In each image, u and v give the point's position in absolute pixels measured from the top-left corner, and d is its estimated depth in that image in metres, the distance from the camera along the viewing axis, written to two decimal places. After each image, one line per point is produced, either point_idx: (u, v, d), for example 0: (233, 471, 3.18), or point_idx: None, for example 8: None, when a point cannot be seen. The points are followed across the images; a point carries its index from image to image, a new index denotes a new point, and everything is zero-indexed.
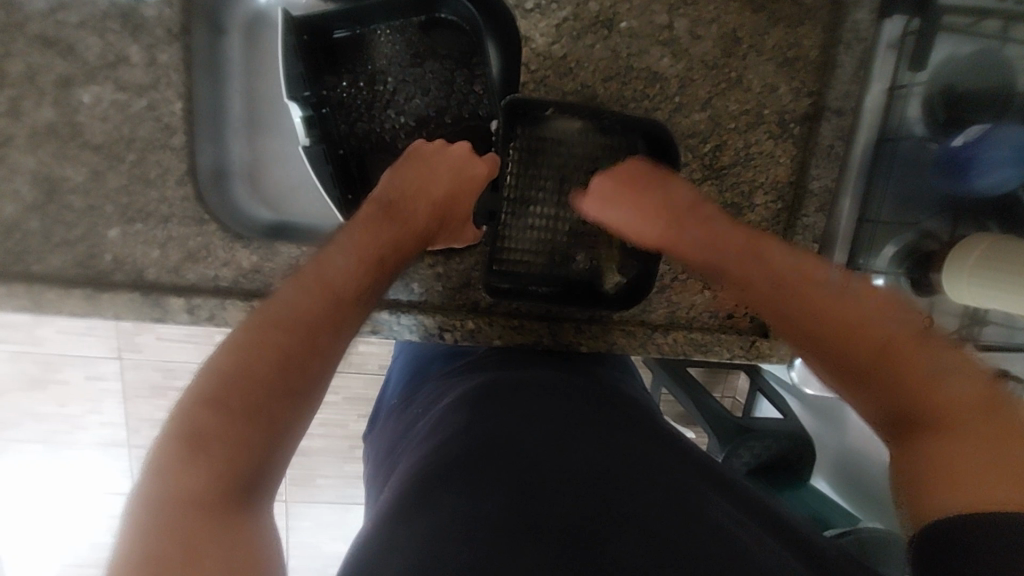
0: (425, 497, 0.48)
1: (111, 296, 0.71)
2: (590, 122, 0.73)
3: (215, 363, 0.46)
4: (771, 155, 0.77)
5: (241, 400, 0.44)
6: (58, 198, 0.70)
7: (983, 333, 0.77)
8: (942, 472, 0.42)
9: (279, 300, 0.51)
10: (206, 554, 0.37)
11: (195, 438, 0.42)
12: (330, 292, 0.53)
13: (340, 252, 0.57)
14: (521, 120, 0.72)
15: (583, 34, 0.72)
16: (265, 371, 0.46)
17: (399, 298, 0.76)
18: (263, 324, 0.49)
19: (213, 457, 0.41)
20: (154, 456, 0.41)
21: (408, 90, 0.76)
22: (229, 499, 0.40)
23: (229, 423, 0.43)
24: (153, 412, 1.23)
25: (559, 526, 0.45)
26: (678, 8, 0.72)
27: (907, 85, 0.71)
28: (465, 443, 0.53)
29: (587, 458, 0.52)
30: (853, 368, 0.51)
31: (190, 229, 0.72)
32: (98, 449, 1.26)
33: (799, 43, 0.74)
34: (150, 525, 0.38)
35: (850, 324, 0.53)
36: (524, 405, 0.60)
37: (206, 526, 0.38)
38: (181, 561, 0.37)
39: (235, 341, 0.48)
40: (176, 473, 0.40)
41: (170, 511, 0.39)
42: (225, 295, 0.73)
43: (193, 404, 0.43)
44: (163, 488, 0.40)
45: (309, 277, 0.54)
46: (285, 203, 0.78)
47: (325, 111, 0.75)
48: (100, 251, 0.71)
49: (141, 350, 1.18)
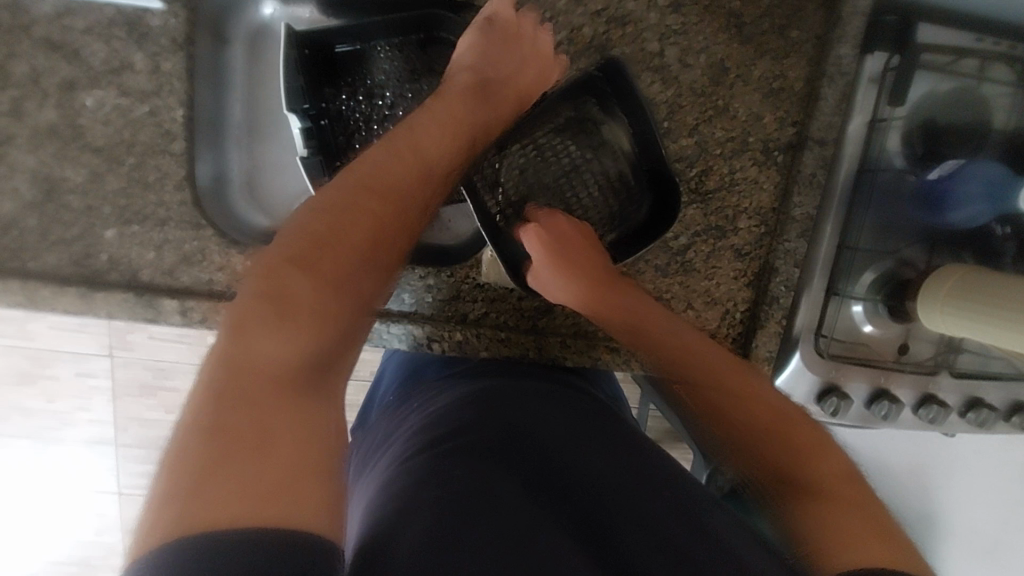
0: (441, 475, 0.51)
1: (105, 296, 0.72)
2: (635, 149, 0.73)
3: (305, 217, 0.48)
4: (755, 181, 0.79)
5: (333, 263, 0.46)
6: (57, 197, 0.71)
7: (957, 361, 0.81)
8: (842, 531, 0.48)
9: (377, 161, 0.54)
10: (285, 438, 0.38)
11: (269, 324, 0.42)
12: (423, 168, 0.56)
13: (433, 127, 0.61)
14: (598, 91, 0.72)
15: (577, 57, 0.76)
16: (361, 234, 0.48)
17: (389, 308, 0.77)
18: (337, 216, 0.48)
19: (293, 326, 0.43)
20: (240, 311, 0.43)
21: (406, 104, 0.79)
22: (306, 382, 0.42)
23: (319, 287, 0.45)
24: (140, 410, 1.24)
25: (569, 517, 0.50)
26: (669, 38, 0.75)
27: (888, 118, 0.74)
28: (475, 436, 0.57)
29: (594, 455, 0.57)
30: (757, 440, 0.56)
31: (186, 233, 0.73)
32: (84, 446, 1.26)
33: (784, 75, 0.77)
34: (220, 403, 0.38)
35: (747, 396, 0.59)
36: (532, 409, 0.63)
37: (286, 408, 0.39)
38: (255, 442, 0.37)
39: (324, 200, 0.49)
40: (253, 342, 0.41)
41: (248, 381, 0.40)
42: (218, 299, 0.74)
43: (290, 250, 0.46)
44: (241, 354, 0.41)
45: (406, 145, 0.57)
46: (282, 209, 0.79)
47: (324, 122, 0.77)
48: (96, 251, 0.72)
49: (132, 348, 1.19)
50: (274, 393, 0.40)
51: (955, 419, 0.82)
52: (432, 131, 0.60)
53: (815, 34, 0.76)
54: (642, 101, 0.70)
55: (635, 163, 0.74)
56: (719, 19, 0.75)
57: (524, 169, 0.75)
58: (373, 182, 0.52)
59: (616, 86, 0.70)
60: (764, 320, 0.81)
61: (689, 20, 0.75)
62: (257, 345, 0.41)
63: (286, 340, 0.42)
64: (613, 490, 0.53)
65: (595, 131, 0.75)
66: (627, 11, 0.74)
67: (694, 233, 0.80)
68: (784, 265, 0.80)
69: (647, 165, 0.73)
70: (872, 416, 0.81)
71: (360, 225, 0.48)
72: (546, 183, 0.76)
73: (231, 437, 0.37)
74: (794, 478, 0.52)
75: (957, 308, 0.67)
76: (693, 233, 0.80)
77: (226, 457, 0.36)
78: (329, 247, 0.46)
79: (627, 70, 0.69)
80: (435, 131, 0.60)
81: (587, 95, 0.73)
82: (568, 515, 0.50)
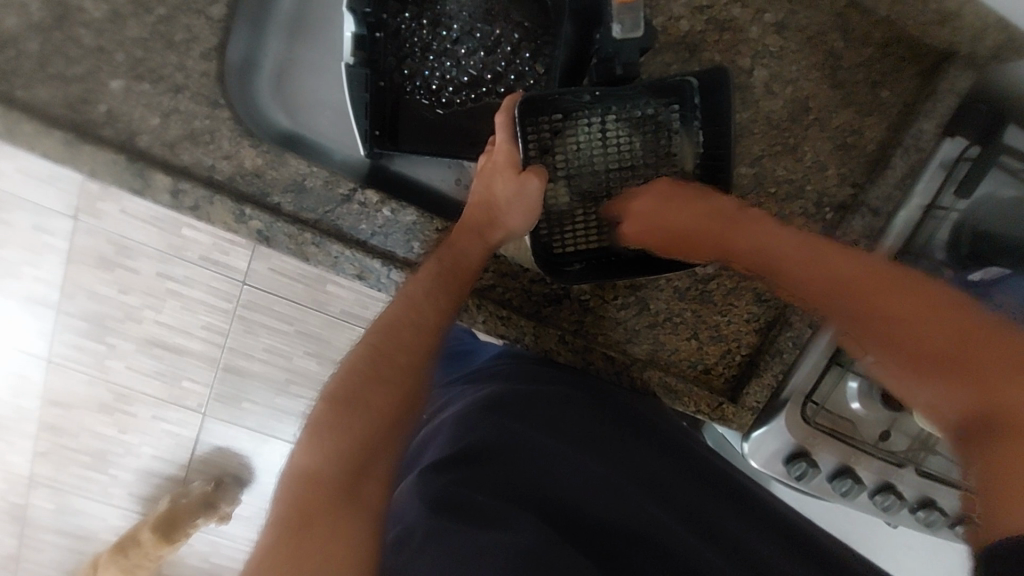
0: (461, 498, 0.50)
1: (92, 152, 0.64)
2: (701, 168, 0.71)
3: (366, 342, 0.58)
4: (798, 231, 0.75)
5: (377, 386, 0.55)
6: (68, 28, 0.63)
7: (927, 461, 0.77)
8: (1022, 490, 0.39)
9: (448, 261, 0.63)
10: (373, 459, 0.51)
11: (351, 414, 0.53)
12: (468, 270, 0.64)
13: (479, 239, 0.65)
14: (686, 100, 0.69)
15: (664, 49, 0.71)
16: (436, 302, 0.61)
17: (394, 252, 0.71)
18: (389, 337, 0.58)
19: (344, 433, 0.51)
20: (314, 416, 0.53)
21: (470, 44, 0.73)
22: (370, 456, 0.51)
23: (373, 395, 0.54)
24: (94, 283, 1.15)
25: (583, 534, 0.53)
26: (762, 58, 0.72)
27: (947, 208, 0.71)
28: (485, 454, 0.56)
29: (607, 473, 0.59)
30: (921, 360, 0.47)
31: (200, 108, 0.66)
32: (24, 303, 1.17)
33: (860, 133, 0.74)
34: (294, 497, 0.48)
35: (927, 332, 0.47)
36: (559, 415, 0.64)
37: (350, 475, 0.49)
38: (345, 466, 0.50)
39: (387, 320, 0.59)
40: (318, 456, 0.50)
41: (306, 491, 0.48)
42: (216, 190, 0.66)
43: (347, 381, 0.55)
44: (306, 466, 0.50)
45: (483, 208, 0.65)
46: (307, 115, 0.74)
47: (379, 36, 0.70)
48: (95, 99, 0.64)
49: (102, 217, 1.10)
50: (355, 471, 0.50)
51: (904, 513, 0.79)
52: (494, 185, 0.65)
53: (904, 101, 0.74)
54: (729, 128, 0.67)
55: (692, 186, 0.72)
56: (817, 55, 0.72)
57: (582, 150, 0.71)
58: (423, 311, 0.60)
59: (708, 100, 0.67)
60: (761, 370, 0.78)
61: (788, 47, 0.72)
62: (341, 435, 0.51)
63: (364, 428, 0.52)
64: (628, 502, 0.57)
65: (666, 140, 0.70)
66: (730, 17, 0.71)
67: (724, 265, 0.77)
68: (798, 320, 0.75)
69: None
70: (830, 490, 0.79)
71: (414, 342, 0.58)
72: (595, 171, 0.72)
73: (325, 497, 0.47)
74: (988, 421, 0.43)
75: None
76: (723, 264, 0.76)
77: (329, 507, 0.47)
78: (393, 360, 0.57)
79: (726, 85, 0.66)
80: (498, 185, 0.65)
81: (672, 100, 0.69)
82: (581, 532, 0.53)
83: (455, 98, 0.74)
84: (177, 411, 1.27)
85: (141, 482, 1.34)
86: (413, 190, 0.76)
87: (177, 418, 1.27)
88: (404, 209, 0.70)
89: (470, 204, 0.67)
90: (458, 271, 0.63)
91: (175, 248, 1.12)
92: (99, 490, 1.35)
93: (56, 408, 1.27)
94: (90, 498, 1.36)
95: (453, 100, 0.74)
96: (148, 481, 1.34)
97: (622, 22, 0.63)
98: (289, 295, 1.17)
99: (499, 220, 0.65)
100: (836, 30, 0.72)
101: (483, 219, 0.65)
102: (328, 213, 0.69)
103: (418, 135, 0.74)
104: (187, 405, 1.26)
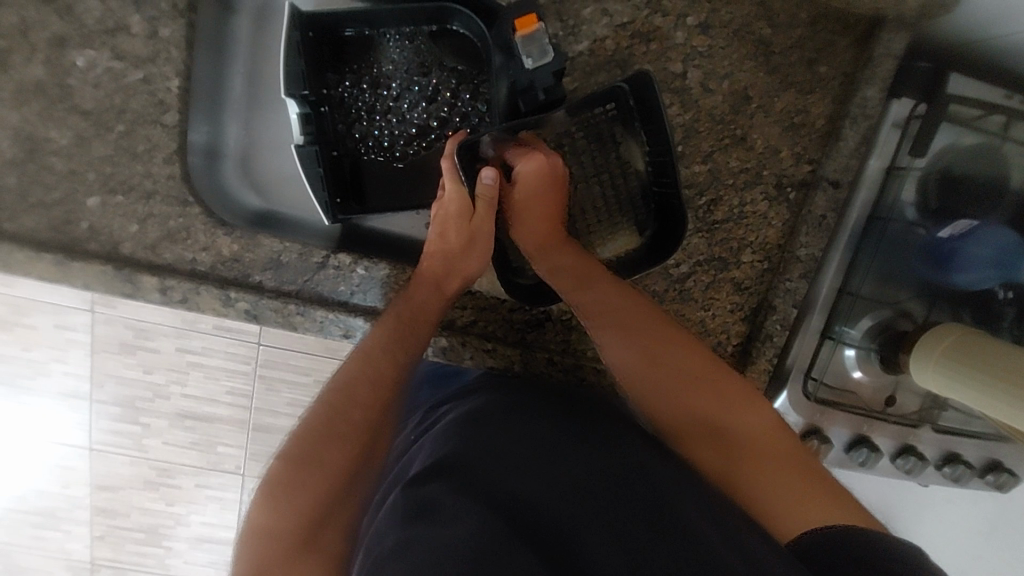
0: (423, 510, 0.53)
1: (83, 266, 0.68)
2: (653, 165, 0.73)
3: (325, 396, 0.61)
4: (763, 216, 0.76)
5: (332, 440, 0.57)
6: (39, 158, 0.68)
7: (941, 416, 0.79)
8: (788, 504, 0.56)
9: (397, 310, 0.66)
10: (327, 515, 0.55)
11: (310, 469, 0.55)
12: (420, 318, 0.66)
13: (424, 288, 0.68)
14: (617, 102, 0.71)
15: (595, 70, 0.74)
16: (388, 354, 0.63)
17: (376, 306, 0.74)
18: (346, 391, 0.60)
19: (300, 490, 0.54)
20: (273, 467, 0.56)
21: (411, 97, 0.75)
22: (322, 511, 0.54)
23: (327, 450, 0.57)
24: (118, 369, 1.21)
25: (537, 535, 0.51)
26: (694, 60, 0.73)
27: (905, 168, 0.71)
28: (445, 476, 0.56)
29: (570, 478, 0.57)
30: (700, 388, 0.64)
31: (173, 209, 0.70)
32: (57, 398, 1.24)
33: (807, 110, 0.74)
34: (253, 552, 0.52)
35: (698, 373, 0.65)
36: (520, 425, 0.63)
37: (302, 531, 0.53)
38: (299, 525, 0.53)
39: (344, 373, 0.62)
40: (272, 514, 0.53)
41: (262, 544, 0.52)
42: (200, 280, 0.70)
43: (304, 435, 0.58)
44: (263, 522, 0.53)
45: (433, 258, 0.69)
46: (275, 191, 0.77)
47: (325, 109, 0.74)
48: (76, 218, 0.69)
49: (115, 306, 1.17)
50: (311, 523, 0.53)
51: (932, 472, 0.81)
52: (449, 233, 0.68)
53: (844, 71, 0.74)
54: (664, 124, 0.68)
55: (648, 183, 0.74)
56: (747, 46, 0.73)
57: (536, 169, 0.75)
58: (379, 364, 0.62)
59: (641, 103, 0.69)
60: (755, 357, 0.78)
61: (716, 44, 0.73)
62: (297, 493, 0.54)
63: (319, 481, 0.55)
64: (587, 504, 0.54)
65: (612, 140, 0.73)
66: (653, 27, 0.72)
67: (697, 261, 0.77)
68: (782, 303, 0.76)
69: (658, 191, 0.73)
70: (984, 484, 0.82)
71: (370, 395, 0.61)
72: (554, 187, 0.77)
73: (279, 549, 0.52)
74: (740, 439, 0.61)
75: (947, 356, 0.65)
76: (695, 261, 0.77)
77: (286, 560, 0.51)
78: (348, 417, 0.59)
79: (653, 86, 0.67)
80: (454, 234, 0.68)
81: (608, 105, 0.71)
82: (534, 534, 0.51)
83: (407, 150, 0.76)
84: (215, 476, 1.32)
85: (194, 550, 1.39)
86: (388, 242, 0.79)
87: (218, 482, 1.32)
88: (378, 264, 0.74)
89: (426, 254, 0.70)
90: (415, 321, 0.66)
91: (187, 322, 1.18)
92: (157, 562, 1.41)
93: (103, 491, 1.33)
94: (151, 571, 1.42)
95: (406, 152, 0.77)
96: (201, 548, 1.39)
97: (530, 53, 0.67)
98: (302, 348, 1.22)
99: (455, 264, 0.69)
100: (762, 17, 0.72)
101: (441, 269, 0.68)
102: (307, 281, 0.72)
103: (383, 192, 0.77)
104: (226, 469, 1.31)
